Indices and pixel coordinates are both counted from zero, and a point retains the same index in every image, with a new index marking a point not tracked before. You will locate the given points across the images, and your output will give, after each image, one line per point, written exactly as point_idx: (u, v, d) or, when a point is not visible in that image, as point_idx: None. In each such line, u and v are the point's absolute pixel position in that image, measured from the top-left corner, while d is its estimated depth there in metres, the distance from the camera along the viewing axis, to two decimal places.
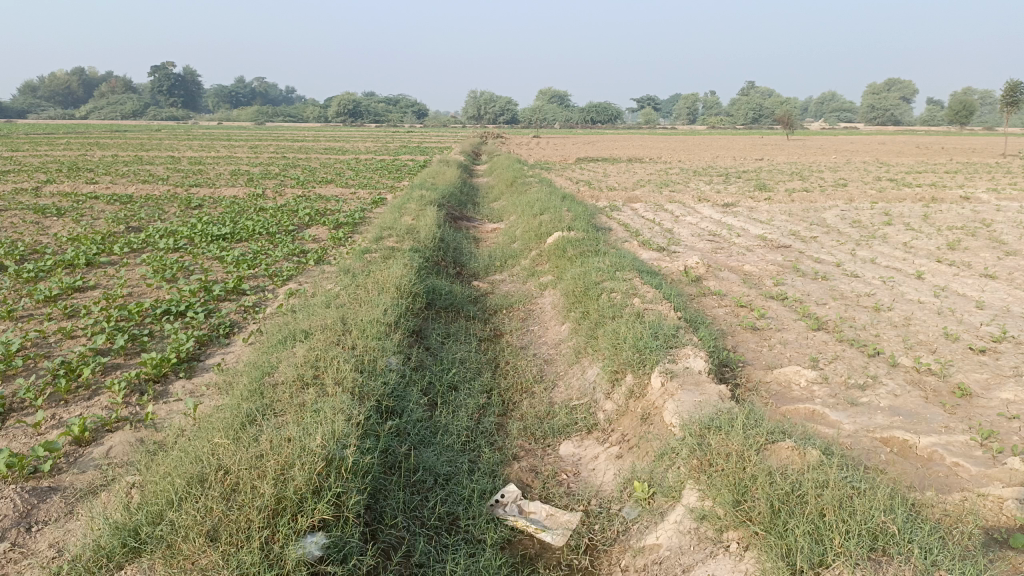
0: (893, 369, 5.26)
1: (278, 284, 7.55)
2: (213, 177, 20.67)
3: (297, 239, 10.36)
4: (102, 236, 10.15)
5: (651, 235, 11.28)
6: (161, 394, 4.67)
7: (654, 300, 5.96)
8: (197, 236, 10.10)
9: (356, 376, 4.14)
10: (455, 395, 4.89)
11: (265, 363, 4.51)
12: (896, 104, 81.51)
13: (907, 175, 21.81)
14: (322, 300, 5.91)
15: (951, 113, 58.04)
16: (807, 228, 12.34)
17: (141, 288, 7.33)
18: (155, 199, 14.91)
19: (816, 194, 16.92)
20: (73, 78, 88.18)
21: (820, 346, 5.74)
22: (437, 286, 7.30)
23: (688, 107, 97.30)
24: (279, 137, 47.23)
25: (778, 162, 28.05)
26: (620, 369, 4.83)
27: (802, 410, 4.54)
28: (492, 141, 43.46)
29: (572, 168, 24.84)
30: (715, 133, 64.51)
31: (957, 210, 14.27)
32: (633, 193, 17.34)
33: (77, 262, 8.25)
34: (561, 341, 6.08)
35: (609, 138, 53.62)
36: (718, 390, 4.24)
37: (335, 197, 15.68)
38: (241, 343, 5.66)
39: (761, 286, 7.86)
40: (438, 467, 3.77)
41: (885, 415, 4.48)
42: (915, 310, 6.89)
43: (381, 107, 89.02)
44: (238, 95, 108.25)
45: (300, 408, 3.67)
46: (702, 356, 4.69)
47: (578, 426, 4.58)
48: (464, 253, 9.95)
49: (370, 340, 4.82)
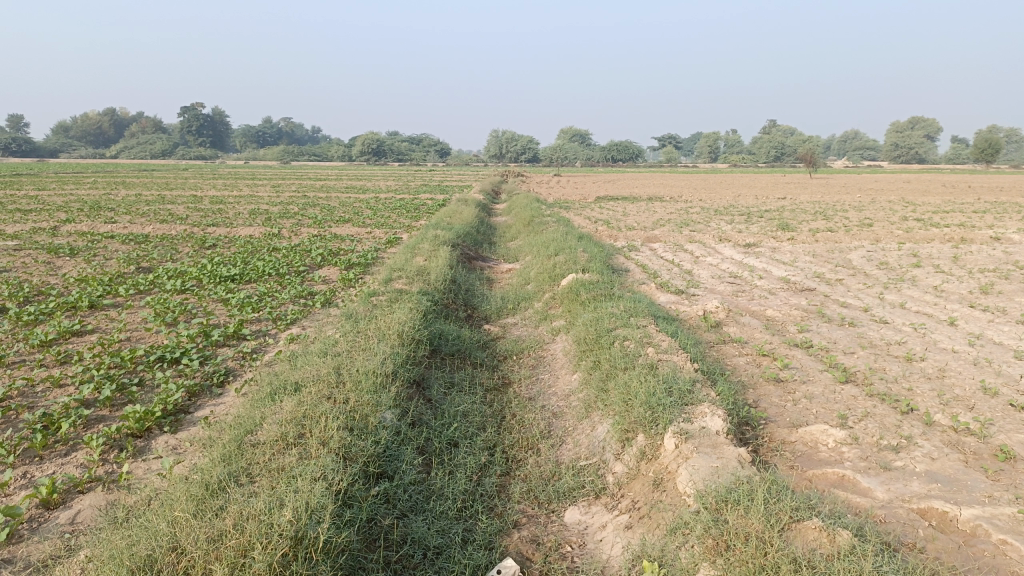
0: (928, 428, 4.86)
1: (280, 329, 7.31)
2: (232, 215, 20.68)
3: (306, 281, 10.16)
4: (111, 277, 10.01)
5: (670, 277, 10.96)
6: (140, 450, 4.40)
7: (669, 349, 5.62)
8: (205, 277, 9.92)
9: (343, 434, 3.86)
10: (454, 452, 4.58)
11: (249, 419, 4.22)
12: (919, 142, 80.84)
13: (935, 215, 21.37)
14: (320, 348, 5.64)
15: (977, 151, 57.38)
16: (832, 269, 11.98)
17: (140, 332, 7.12)
18: (170, 238, 14.83)
19: (841, 235, 16.55)
20: (104, 118, 90.32)
21: (848, 401, 5.36)
22: (445, 331, 7.02)
23: (709, 145, 97.14)
24: (304, 176, 47.79)
25: (802, 201, 27.65)
26: (631, 428, 4.48)
27: (830, 475, 4.17)
28: (513, 179, 43.53)
29: (591, 207, 24.63)
30: (737, 172, 64.23)
31: (988, 251, 13.83)
32: (652, 232, 17.08)
33: (80, 303, 8.08)
34: (570, 392, 5.75)
35: (629, 176, 53.50)
36: (737, 453, 3.88)
37: (350, 237, 15.54)
38: (234, 393, 5.39)
39: (783, 333, 7.50)
40: (428, 539, 3.46)
41: (921, 482, 4.10)
42: (949, 361, 6.49)
43: (404, 146, 89.91)
44: (264, 134, 110.19)
45: (278, 474, 3.40)
46: (720, 415, 4.32)
47: (585, 489, 4.23)
48: (476, 295, 9.69)
49: (364, 393, 4.54)
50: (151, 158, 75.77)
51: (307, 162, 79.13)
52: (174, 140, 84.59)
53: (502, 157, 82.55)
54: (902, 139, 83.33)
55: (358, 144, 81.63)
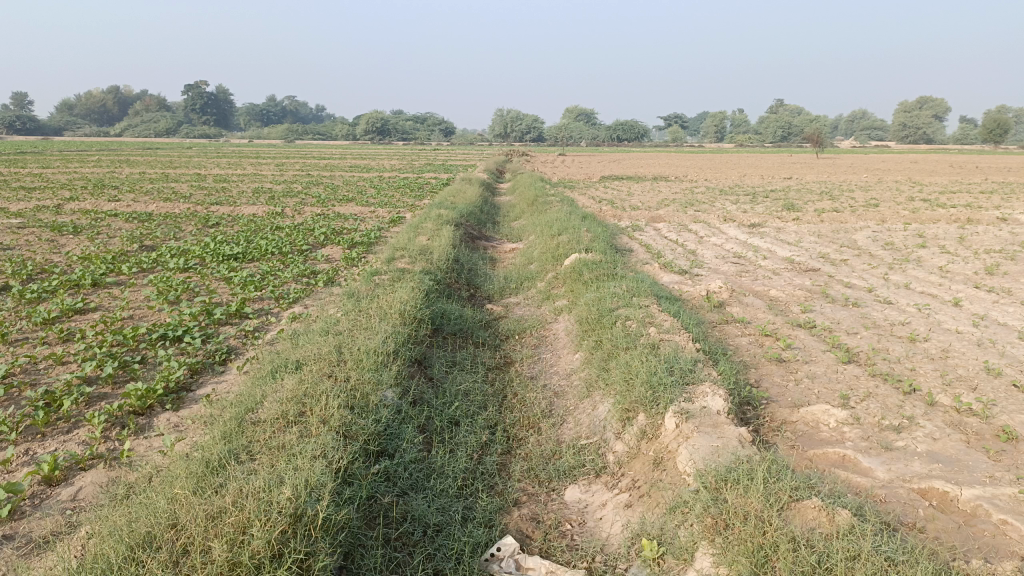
0: (930, 409, 4.84)
1: (283, 307, 7.31)
2: (235, 194, 20.63)
3: (309, 260, 10.15)
4: (115, 255, 10.00)
5: (674, 257, 10.91)
6: (142, 428, 4.41)
7: (671, 329, 5.60)
8: (208, 256, 9.91)
9: (344, 413, 3.86)
10: (455, 430, 4.59)
11: (250, 397, 4.22)
12: (928, 122, 80.19)
13: (942, 195, 21.22)
14: (322, 327, 5.63)
15: (986, 131, 56.95)
16: (837, 250, 11.92)
17: (142, 310, 7.12)
18: (174, 217, 14.81)
19: (846, 215, 16.45)
20: (108, 96, 90.11)
21: (850, 382, 5.34)
22: (447, 311, 7.02)
23: (715, 125, 96.43)
24: (309, 155, 47.67)
25: (808, 181, 27.48)
26: (632, 408, 4.47)
27: (831, 455, 4.17)
28: (518, 159, 43.33)
29: (596, 186, 24.52)
30: (743, 151, 63.85)
31: (995, 231, 13.74)
32: (656, 212, 17.01)
33: (83, 281, 8.08)
34: (572, 372, 5.75)
35: (634, 156, 53.23)
36: (738, 433, 3.87)
37: (353, 216, 15.51)
38: (236, 371, 5.40)
39: (787, 313, 7.47)
40: (428, 516, 3.46)
41: (923, 462, 4.09)
42: (953, 341, 6.46)
43: (409, 125, 89.53)
44: (268, 113, 109.79)
45: (279, 451, 3.40)
46: (721, 395, 4.31)
47: (586, 468, 4.23)
48: (479, 274, 9.68)
49: (365, 371, 4.53)
50: (155, 136, 75.61)
51: (311, 142, 78.86)
52: (178, 118, 84.35)
53: (506, 136, 82.15)
54: (910, 119, 82.67)
55: (362, 123, 81.30)
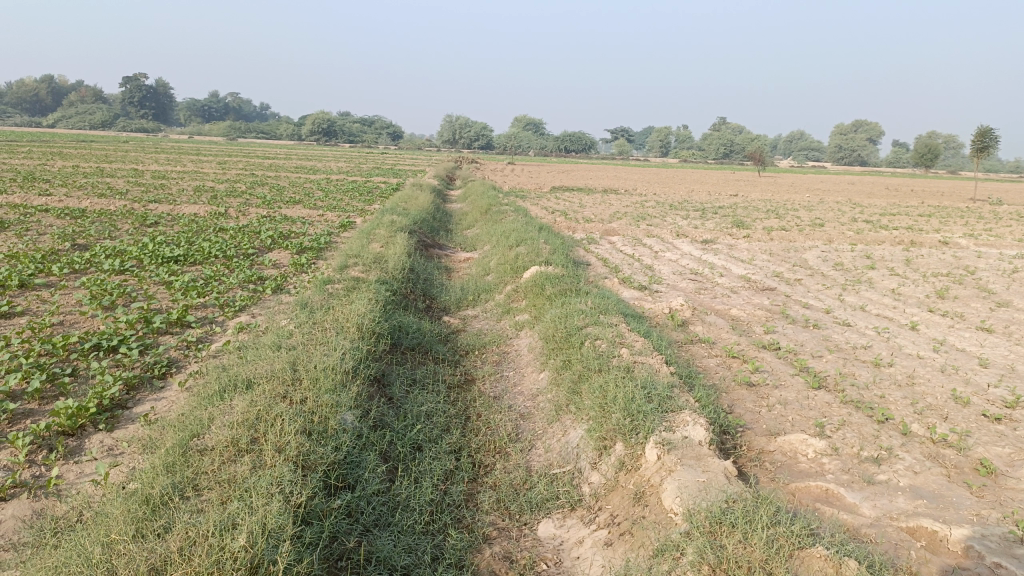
0: (906, 439, 4.73)
1: (227, 316, 6.89)
2: (175, 192, 19.82)
3: (255, 265, 9.68)
4: (44, 254, 9.38)
5: (632, 272, 10.79)
6: (72, 451, 3.99)
7: (644, 351, 5.39)
8: (147, 258, 9.35)
9: (301, 440, 3.52)
10: (419, 457, 4.29)
11: (195, 420, 3.85)
12: (863, 146, 82.97)
13: (884, 217, 21.72)
14: (273, 340, 5.25)
15: (917, 156, 58.94)
16: (790, 269, 11.97)
17: (74, 316, 6.59)
18: (109, 214, 14.07)
19: (795, 234, 16.64)
20: (41, 85, 86.72)
21: (823, 409, 5.21)
22: (404, 324, 6.70)
23: (661, 139, 97.79)
24: (251, 154, 46.49)
25: (755, 199, 27.84)
26: (609, 437, 4.23)
27: (814, 489, 4.01)
28: (466, 166, 43.04)
29: (547, 197, 24.46)
30: (687, 167, 64.72)
31: (938, 255, 14.03)
32: (610, 225, 16.94)
33: (9, 281, 7.48)
34: (538, 392, 5.49)
35: (581, 167, 53.46)
36: (723, 467, 3.68)
37: (301, 219, 15.00)
38: (177, 387, 4.98)
39: (750, 334, 7.36)
40: (395, 558, 3.18)
41: (907, 498, 3.95)
42: (917, 367, 6.42)
43: (357, 128, 88.49)
44: (210, 110, 107.22)
45: (230, 485, 3.08)
46: (702, 425, 4.11)
47: (560, 501, 3.96)
48: (434, 285, 9.36)
49: (323, 392, 4.19)
50: (91, 129, 72.98)
51: (255, 140, 77.17)
52: (115, 111, 81.61)
53: (455, 142, 81.80)
54: (847, 141, 85.31)
55: (308, 123, 80.03)
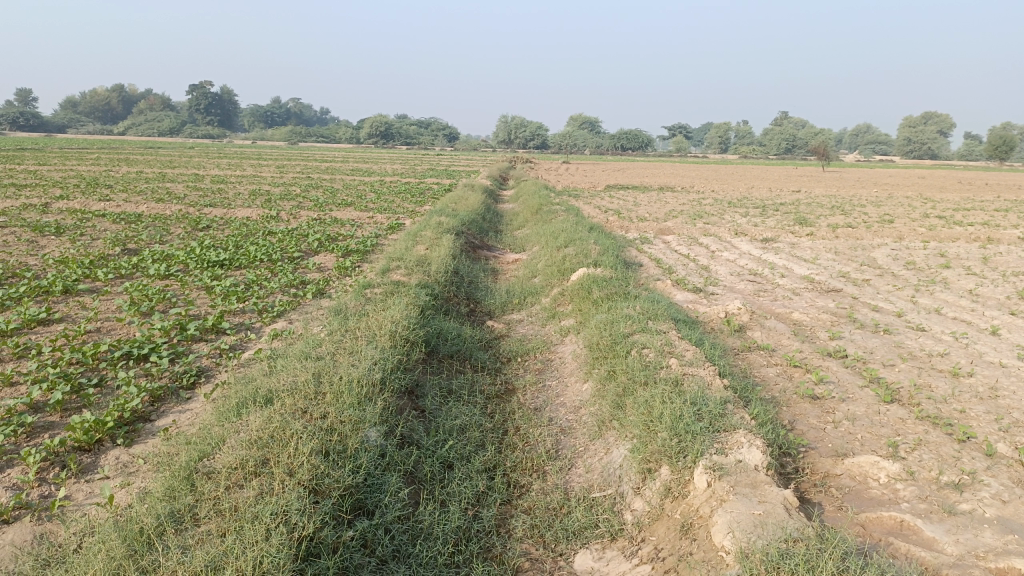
0: (992, 462, 4.22)
1: (264, 322, 6.72)
2: (231, 196, 20.03)
3: (299, 268, 9.56)
4: (93, 258, 9.41)
5: (686, 273, 10.33)
6: (85, 468, 3.81)
7: (695, 361, 4.98)
8: (192, 262, 9.30)
9: (315, 462, 3.25)
10: (448, 477, 3.99)
11: (209, 438, 3.62)
12: (933, 138, 79.89)
13: (957, 213, 20.60)
14: (302, 350, 5.01)
15: (991, 149, 56.44)
16: (856, 269, 11.31)
17: (112, 322, 6.50)
18: (163, 218, 14.22)
19: (861, 231, 15.85)
20: (112, 94, 89.97)
21: (896, 426, 4.72)
22: (444, 330, 6.42)
23: (719, 135, 95.94)
24: (308, 157, 47.13)
25: (819, 195, 26.81)
26: (654, 459, 3.85)
27: (887, 521, 3.57)
28: (520, 166, 42.77)
29: (601, 195, 24.00)
30: (747, 163, 63.16)
31: (1019, 252, 13.13)
32: (665, 224, 16.42)
33: (53, 287, 7.47)
34: (581, 405, 5.14)
35: (637, 165, 52.63)
36: (782, 496, 3.28)
37: (351, 221, 14.92)
38: (202, 399, 4.79)
39: (813, 340, 6.85)
40: None
41: (995, 532, 3.47)
42: (1001, 377, 5.84)
43: (413, 130, 89.18)
44: (271, 115, 109.65)
45: (231, 517, 2.84)
46: (758, 447, 3.70)
47: (599, 530, 3.60)
48: (479, 288, 9.08)
49: (346, 408, 3.92)
50: (158, 135, 75.14)
51: (314, 144, 78.37)
52: (180, 117, 83.90)
53: (511, 142, 81.69)
54: (915, 134, 82.27)
55: (366, 126, 81.13)
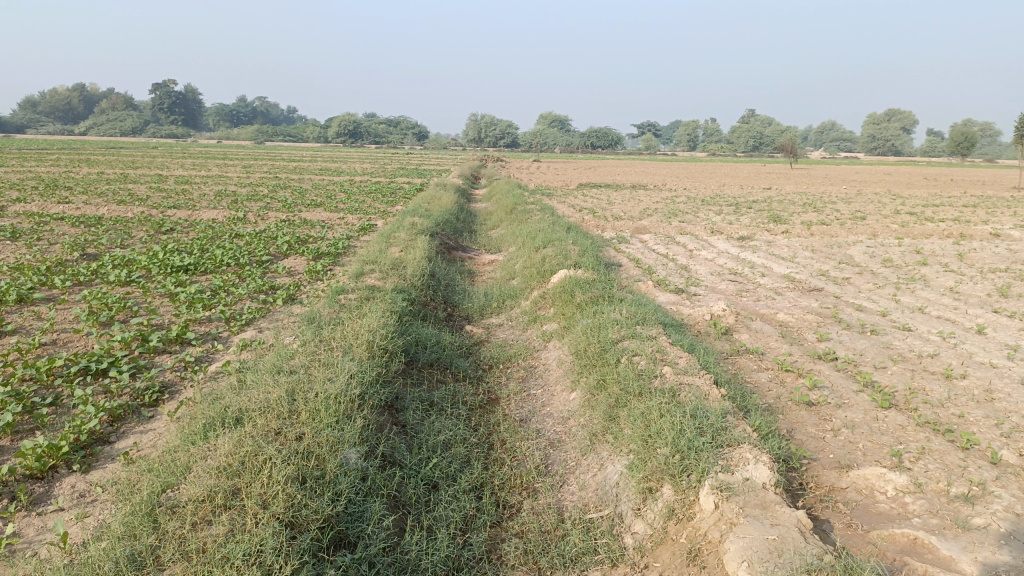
0: (999, 471, 4.07)
1: (232, 331, 6.39)
2: (196, 197, 19.49)
3: (268, 273, 9.21)
4: (50, 265, 8.97)
5: (667, 274, 10.15)
6: (38, 499, 3.49)
7: (689, 369, 4.77)
8: (156, 267, 8.90)
9: (291, 491, 2.98)
10: (434, 499, 3.73)
11: (173, 466, 3.31)
12: (896, 135, 81.16)
13: (927, 209, 20.76)
14: (273, 363, 4.70)
15: (953, 146, 57.48)
16: (835, 267, 11.23)
17: (68, 333, 6.12)
18: (125, 221, 13.71)
19: (836, 228, 15.83)
20: (74, 94, 87.93)
21: (897, 433, 4.55)
22: (422, 338, 6.13)
23: (687, 133, 96.66)
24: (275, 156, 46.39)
25: (790, 192, 26.88)
26: (654, 478, 3.62)
27: (900, 539, 3.39)
28: (492, 164, 42.47)
29: (574, 194, 23.79)
30: (716, 161, 63.61)
31: (991, 248, 13.17)
32: (641, 222, 16.25)
33: (6, 296, 7.06)
34: (569, 416, 4.90)
35: (607, 164, 52.65)
36: (795, 518, 3.07)
37: (320, 223, 14.52)
38: (165, 417, 4.47)
39: (802, 342, 6.69)
40: None
41: (1013, 548, 3.29)
42: (994, 378, 5.72)
43: (382, 129, 88.38)
44: (237, 114, 108.04)
45: (197, 562, 2.57)
46: (766, 463, 3.50)
47: (599, 555, 3.35)
48: (457, 291, 8.80)
49: (323, 428, 3.64)
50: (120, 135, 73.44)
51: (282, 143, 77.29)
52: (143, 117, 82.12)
53: (481, 141, 81.39)
54: (879, 131, 83.45)
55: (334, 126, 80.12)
